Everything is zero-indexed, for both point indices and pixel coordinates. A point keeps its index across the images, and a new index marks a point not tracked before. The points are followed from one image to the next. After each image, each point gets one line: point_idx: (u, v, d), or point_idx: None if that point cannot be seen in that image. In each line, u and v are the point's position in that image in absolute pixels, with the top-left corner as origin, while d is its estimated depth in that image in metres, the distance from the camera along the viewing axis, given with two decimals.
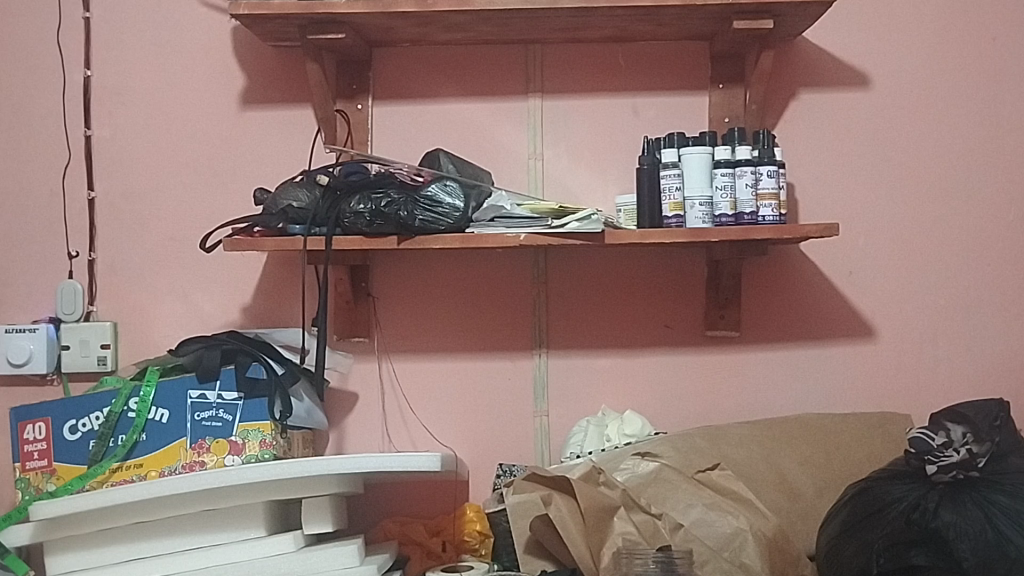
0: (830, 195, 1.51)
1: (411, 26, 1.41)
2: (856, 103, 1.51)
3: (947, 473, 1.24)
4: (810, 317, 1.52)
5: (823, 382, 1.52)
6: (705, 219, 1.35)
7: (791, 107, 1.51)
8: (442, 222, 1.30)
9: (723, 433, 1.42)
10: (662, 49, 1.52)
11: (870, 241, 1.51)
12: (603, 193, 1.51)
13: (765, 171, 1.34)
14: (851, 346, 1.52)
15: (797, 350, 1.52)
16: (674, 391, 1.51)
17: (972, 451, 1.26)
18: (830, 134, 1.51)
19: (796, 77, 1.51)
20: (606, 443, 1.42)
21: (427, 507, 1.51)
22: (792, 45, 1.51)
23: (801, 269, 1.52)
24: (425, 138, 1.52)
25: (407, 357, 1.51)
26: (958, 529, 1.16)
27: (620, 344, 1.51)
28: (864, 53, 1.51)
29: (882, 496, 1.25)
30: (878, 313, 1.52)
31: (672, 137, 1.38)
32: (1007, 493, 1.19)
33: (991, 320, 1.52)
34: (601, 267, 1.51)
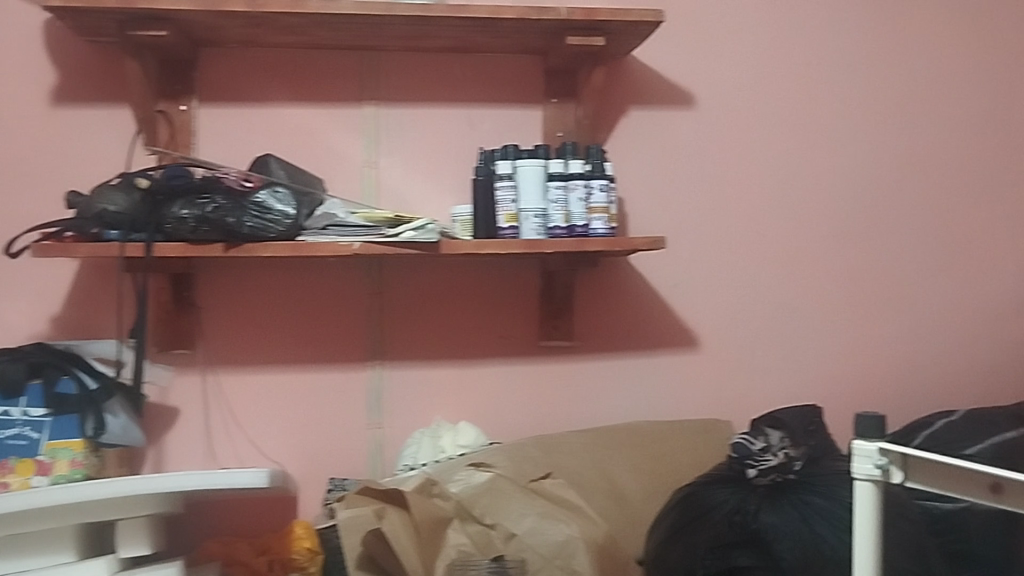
0: (658, 209, 1.55)
1: (240, 27, 1.36)
2: (682, 121, 1.56)
3: (766, 477, 1.31)
4: (639, 328, 1.56)
5: (651, 391, 1.56)
6: (539, 230, 1.36)
7: (621, 123, 1.54)
8: (271, 230, 1.25)
9: (557, 442, 1.44)
10: (498, 62, 1.53)
11: (695, 254, 1.57)
12: (438, 203, 1.51)
13: (596, 185, 1.36)
14: (677, 355, 1.57)
15: (626, 359, 1.56)
16: (508, 401, 1.52)
17: (789, 454, 1.33)
18: (659, 150, 1.56)
19: (625, 94, 1.55)
20: (440, 455, 1.41)
21: (254, 526, 1.46)
22: (622, 63, 1.55)
23: (630, 281, 1.55)
24: (254, 142, 1.47)
25: (234, 369, 1.45)
26: (776, 531, 1.21)
27: (455, 355, 1.51)
28: (689, 73, 1.57)
29: (705, 499, 1.30)
30: (702, 324, 1.58)
31: (507, 149, 1.39)
32: (821, 494, 1.26)
33: (805, 330, 1.60)
34: (436, 277, 1.50)
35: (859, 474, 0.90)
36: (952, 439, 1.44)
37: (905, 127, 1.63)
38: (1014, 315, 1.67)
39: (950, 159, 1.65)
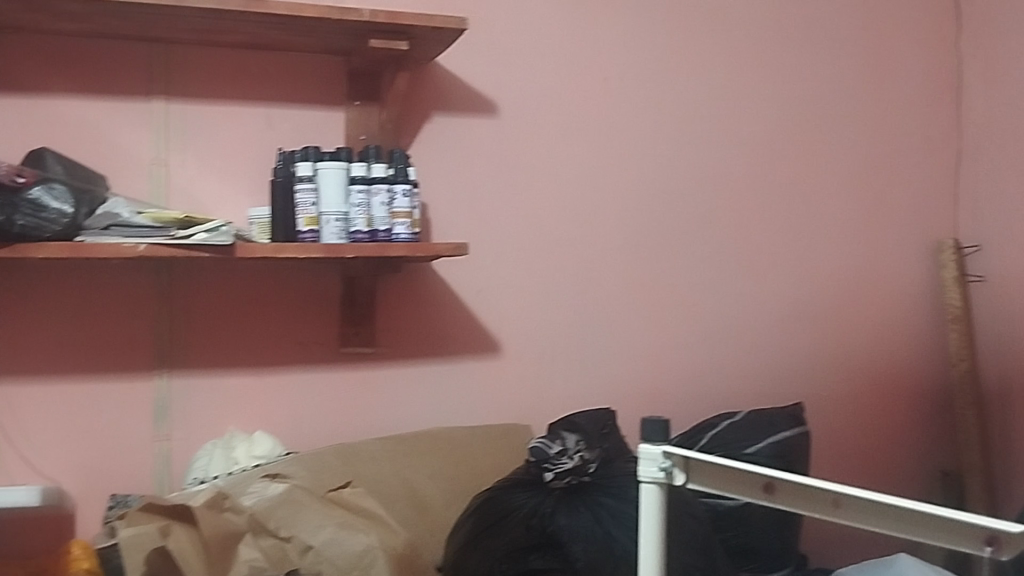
0: (460, 215, 1.56)
1: (14, 10, 1.26)
2: (485, 129, 1.57)
3: (562, 479, 1.32)
4: (441, 335, 1.56)
5: (452, 397, 1.56)
6: (340, 235, 1.33)
7: (424, 129, 1.54)
8: (47, 230, 1.17)
9: (356, 450, 1.41)
10: (299, 61, 1.48)
11: (496, 261, 1.58)
12: (233, 204, 1.45)
13: (399, 190, 1.35)
14: (478, 361, 1.58)
15: (428, 365, 1.55)
16: (306, 409, 1.48)
17: (584, 457, 1.35)
18: (462, 157, 1.56)
19: (429, 100, 1.54)
20: (233, 467, 1.36)
21: (25, 547, 1.35)
22: (426, 69, 1.54)
23: (432, 287, 1.55)
24: (30, 135, 1.37)
25: (3, 379, 1.34)
26: (571, 533, 1.24)
27: (250, 362, 1.45)
28: (492, 82, 1.58)
29: (503, 504, 1.31)
30: (503, 330, 1.59)
31: (308, 150, 1.35)
32: (615, 496, 1.29)
33: (603, 336, 1.65)
34: (231, 281, 1.44)
35: (645, 477, 0.92)
36: (733, 438, 1.53)
37: (697, 142, 1.71)
38: (793, 322, 1.78)
39: (737, 173, 1.74)
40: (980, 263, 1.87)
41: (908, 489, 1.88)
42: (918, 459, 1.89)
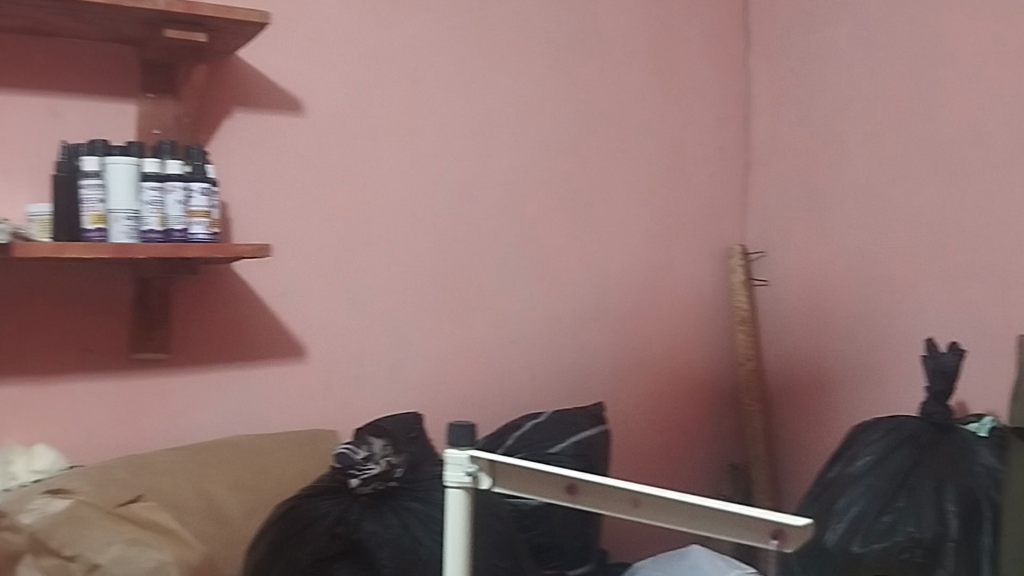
0: (263, 215, 1.51)
1: None
2: (290, 128, 1.53)
3: (368, 485, 1.29)
4: (243, 339, 1.50)
5: (254, 403, 1.51)
6: (130, 234, 1.25)
7: (224, 125, 1.47)
8: None
9: (148, 462, 1.33)
10: (87, 48, 1.38)
11: (302, 263, 1.54)
12: (11, 200, 1.34)
13: (196, 188, 1.29)
14: (282, 365, 1.53)
15: (228, 371, 1.49)
16: (94, 420, 1.39)
17: (391, 462, 1.31)
18: (266, 155, 1.51)
19: (230, 95, 1.48)
20: (11, 484, 1.26)
21: None
22: (227, 62, 1.48)
23: (234, 289, 1.48)
24: None
25: None
26: (377, 538, 1.24)
27: (30, 370, 1.34)
28: (298, 80, 1.53)
29: (307, 512, 1.26)
30: (308, 334, 1.55)
31: (94, 144, 1.27)
32: (421, 499, 1.30)
33: (410, 339, 1.64)
34: (8, 282, 1.33)
35: (451, 482, 0.92)
36: (540, 438, 1.56)
37: (503, 147, 1.73)
38: (595, 325, 1.84)
39: (542, 179, 1.78)
40: (765, 269, 2.00)
41: (699, 483, 1.98)
42: (708, 454, 1.99)
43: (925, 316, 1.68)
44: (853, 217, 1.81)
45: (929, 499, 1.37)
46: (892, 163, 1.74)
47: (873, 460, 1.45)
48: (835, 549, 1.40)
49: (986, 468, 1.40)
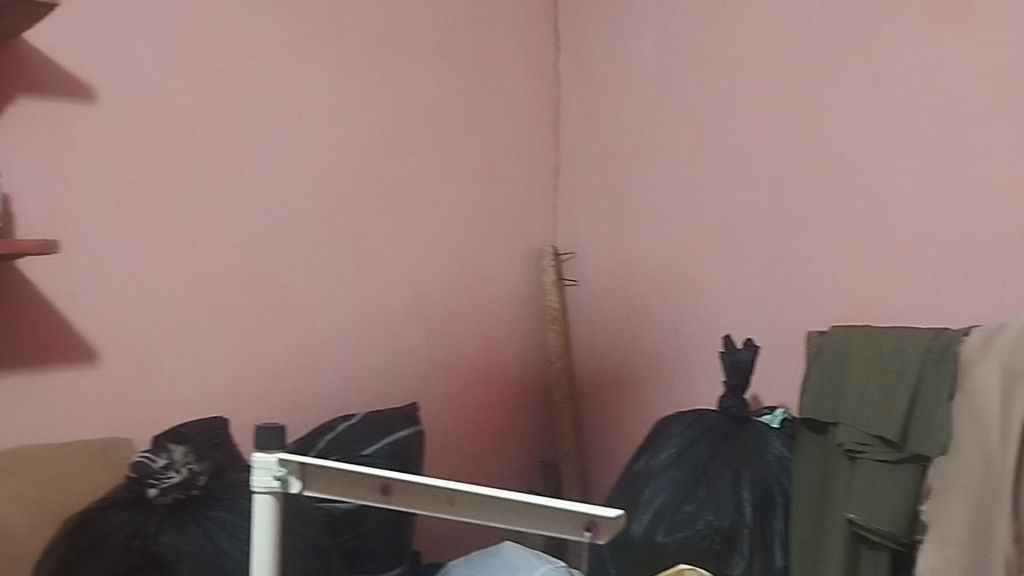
0: (51, 210, 1.40)
1: None
2: (83, 117, 1.42)
3: (168, 495, 1.22)
4: (27, 344, 1.38)
5: (40, 413, 1.39)
6: None
7: (7, 112, 1.35)
8: None
9: None
10: None
11: (95, 261, 1.44)
12: None
13: None
14: (72, 371, 1.42)
15: (10, 378, 1.37)
16: None
17: (192, 470, 1.25)
18: (55, 145, 1.40)
19: (14, 80, 1.36)
20: None
21: None
22: (11, 44, 1.36)
23: (17, 289, 1.37)
24: None
25: None
26: (177, 550, 1.17)
27: None
28: (91, 66, 1.43)
29: (99, 526, 1.18)
30: (102, 337, 1.45)
31: None
32: (225, 508, 1.23)
33: (215, 341, 1.56)
34: None
35: (258, 487, 0.89)
36: (352, 440, 1.52)
37: (315, 142, 1.69)
38: (409, 325, 1.82)
39: (355, 177, 1.74)
40: (575, 269, 2.04)
41: (512, 480, 1.99)
42: (521, 452, 2.01)
43: (723, 314, 1.76)
44: (658, 221, 1.88)
45: (726, 489, 1.44)
46: (692, 169, 1.83)
47: (675, 452, 1.52)
48: (640, 541, 1.44)
49: (777, 457, 1.48)
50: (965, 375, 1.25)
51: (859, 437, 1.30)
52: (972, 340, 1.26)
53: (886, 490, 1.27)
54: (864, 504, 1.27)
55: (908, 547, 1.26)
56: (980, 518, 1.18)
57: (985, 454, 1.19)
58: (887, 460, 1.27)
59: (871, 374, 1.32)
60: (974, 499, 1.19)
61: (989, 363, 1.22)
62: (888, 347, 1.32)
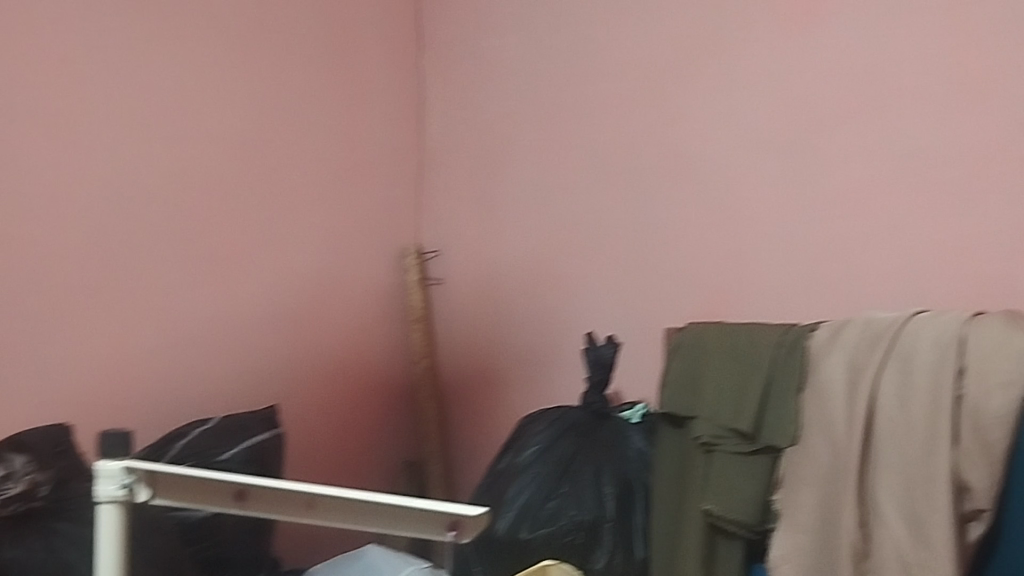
0: None
1: None
2: None
3: (6, 508, 1.14)
4: None
5: None
6: None
7: None
8: None
9: None
10: None
11: None
12: None
13: None
14: None
15: None
16: None
17: (34, 481, 1.17)
18: None
19: None
20: None
21: None
22: None
23: None
24: None
25: None
26: (19, 565, 1.11)
27: None
28: None
29: None
30: None
31: None
32: (70, 519, 1.17)
33: (58, 343, 1.47)
34: None
35: (102, 497, 0.84)
36: (207, 446, 1.47)
37: (169, 135, 1.62)
38: (269, 325, 1.76)
39: (210, 171, 1.68)
40: (439, 268, 2.03)
41: (376, 481, 1.96)
42: (385, 453, 1.98)
43: (585, 311, 1.79)
44: (521, 220, 1.89)
45: (588, 484, 1.46)
46: (554, 168, 1.84)
47: (539, 449, 1.52)
48: (504, 537, 1.44)
49: (637, 451, 1.51)
50: (812, 368, 1.30)
51: (715, 430, 1.34)
52: (819, 335, 1.32)
53: (740, 481, 1.31)
54: (720, 495, 1.31)
55: (761, 535, 1.31)
56: (828, 506, 1.23)
57: (832, 444, 1.24)
58: (742, 452, 1.32)
59: (726, 369, 1.36)
60: (822, 487, 1.24)
61: (835, 356, 1.28)
62: (742, 343, 1.37)
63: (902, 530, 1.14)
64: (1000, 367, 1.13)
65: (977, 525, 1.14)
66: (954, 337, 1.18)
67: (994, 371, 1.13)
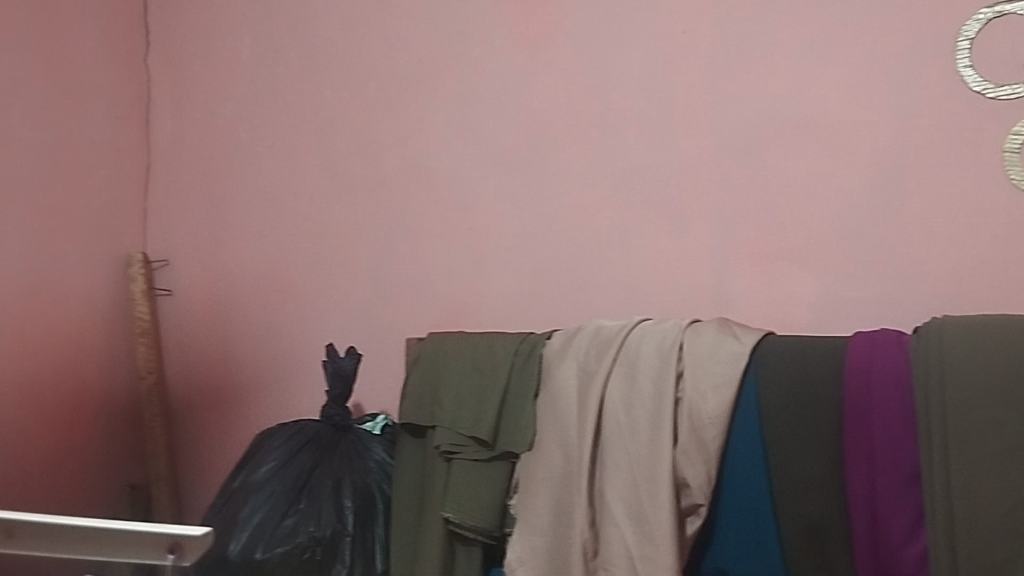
0: None
1: None
2: None
3: None
4: None
5: None
6: None
7: None
8: None
9: None
10: None
11: None
12: None
13: None
14: None
15: None
16: None
17: None
18: None
19: None
20: None
21: None
22: None
23: None
24: None
25: None
26: None
27: None
28: None
29: None
30: None
31: None
32: None
33: None
34: None
35: None
36: None
37: None
38: None
39: None
40: (168, 278, 1.93)
41: (96, 509, 1.81)
42: (104, 476, 1.83)
43: (324, 322, 1.75)
44: (259, 228, 1.83)
45: (327, 497, 1.42)
46: (293, 176, 1.80)
47: (276, 465, 1.48)
48: (236, 560, 1.39)
49: (378, 462, 1.49)
50: (546, 375, 1.35)
51: (455, 438, 1.35)
52: (553, 343, 1.37)
53: (478, 486, 1.33)
54: (458, 502, 1.32)
55: (498, 540, 1.34)
56: (561, 508, 1.27)
57: (565, 448, 1.29)
58: (480, 459, 1.34)
59: (465, 377, 1.38)
60: (556, 489, 1.28)
61: (567, 363, 1.33)
62: (480, 352, 1.39)
63: (628, 527, 1.20)
64: (714, 370, 1.22)
65: (695, 519, 1.21)
66: (674, 342, 1.26)
67: (709, 374, 1.22)
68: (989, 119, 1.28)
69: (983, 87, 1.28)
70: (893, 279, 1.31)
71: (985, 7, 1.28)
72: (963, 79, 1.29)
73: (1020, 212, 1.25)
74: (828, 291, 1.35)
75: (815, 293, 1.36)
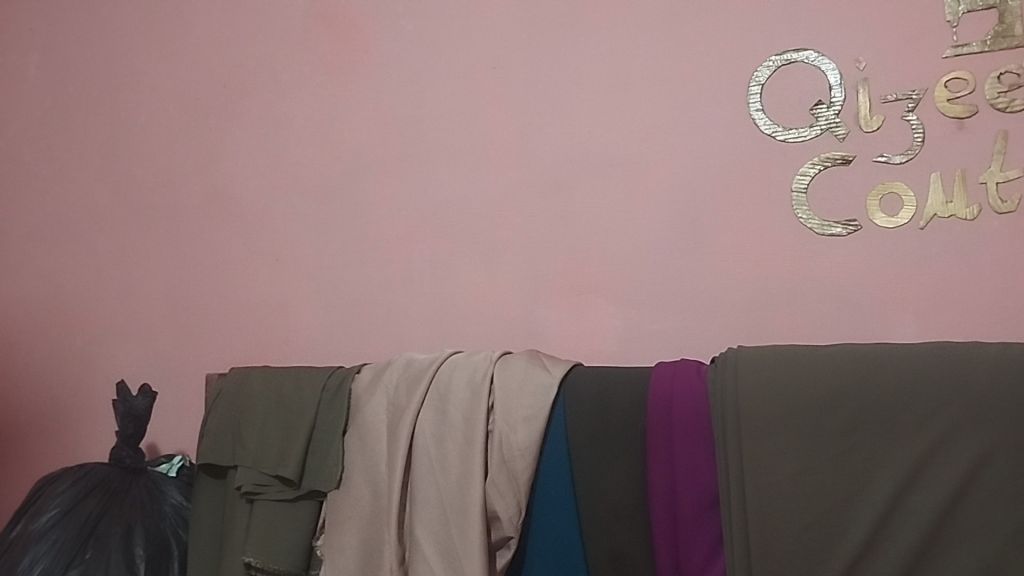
0: None
1: None
2: None
3: None
4: None
5: None
6: None
7: None
8: None
9: None
10: None
11: None
12: None
13: None
14: None
15: None
16: None
17: None
18: None
19: None
20: None
21: None
22: None
23: None
24: None
25: None
26: None
27: None
28: None
29: None
30: None
31: None
32: None
33: None
34: None
35: None
36: None
37: None
38: None
39: None
40: None
41: None
42: None
43: (115, 358, 1.64)
44: (44, 257, 1.70)
45: (117, 545, 1.33)
46: (83, 202, 1.68)
47: (59, 514, 1.36)
48: None
49: (173, 507, 1.40)
50: (355, 410, 1.31)
51: (258, 478, 1.29)
52: (363, 377, 1.33)
53: (281, 529, 1.27)
54: (260, 546, 1.26)
55: None
56: (369, 546, 1.23)
57: (374, 485, 1.26)
58: (284, 500, 1.29)
59: (270, 415, 1.33)
60: (364, 528, 1.24)
61: (377, 398, 1.30)
62: (286, 387, 1.34)
63: (438, 564, 1.18)
64: (523, 402, 1.22)
65: (505, 552, 1.21)
66: (484, 375, 1.25)
67: (519, 407, 1.22)
68: (779, 161, 1.35)
69: (773, 129, 1.35)
70: (692, 311, 1.36)
71: (775, 55, 1.36)
72: (756, 122, 1.36)
73: (807, 248, 1.33)
74: (631, 322, 1.39)
75: (619, 325, 1.39)
